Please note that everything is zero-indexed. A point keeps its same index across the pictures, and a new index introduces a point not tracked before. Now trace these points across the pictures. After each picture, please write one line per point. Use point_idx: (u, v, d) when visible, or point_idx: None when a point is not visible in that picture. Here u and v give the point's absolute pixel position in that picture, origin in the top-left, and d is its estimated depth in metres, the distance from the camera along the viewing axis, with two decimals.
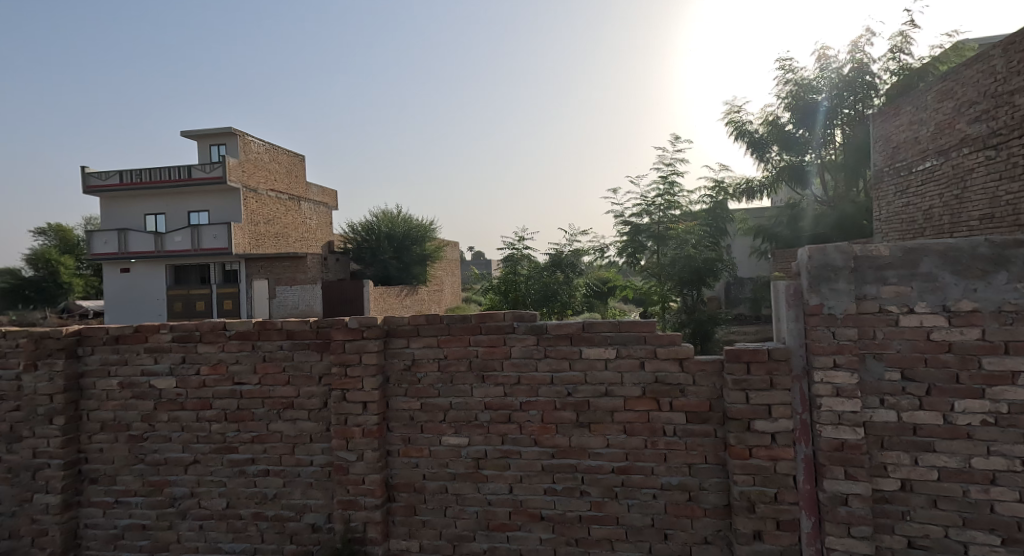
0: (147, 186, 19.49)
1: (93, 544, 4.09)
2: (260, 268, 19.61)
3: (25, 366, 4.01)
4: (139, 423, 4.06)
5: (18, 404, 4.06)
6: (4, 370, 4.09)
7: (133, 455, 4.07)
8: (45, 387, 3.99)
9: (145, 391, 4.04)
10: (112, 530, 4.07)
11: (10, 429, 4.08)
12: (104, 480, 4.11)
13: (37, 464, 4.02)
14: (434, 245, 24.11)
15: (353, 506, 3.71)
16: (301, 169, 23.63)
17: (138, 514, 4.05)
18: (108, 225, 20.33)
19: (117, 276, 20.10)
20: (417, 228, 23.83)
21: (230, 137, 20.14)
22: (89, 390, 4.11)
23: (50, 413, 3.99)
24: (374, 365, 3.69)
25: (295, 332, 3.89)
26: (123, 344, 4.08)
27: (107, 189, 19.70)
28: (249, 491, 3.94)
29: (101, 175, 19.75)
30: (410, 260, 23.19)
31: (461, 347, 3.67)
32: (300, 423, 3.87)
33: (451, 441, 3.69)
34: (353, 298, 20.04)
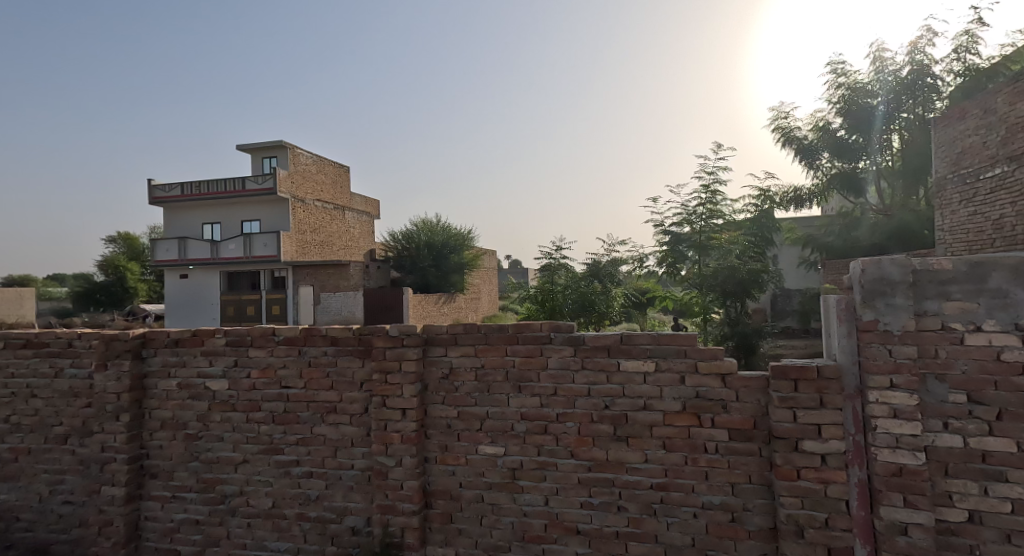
0: (206, 197, 20.49)
1: (151, 537, 4.23)
2: (306, 274, 20.12)
3: (95, 365, 4.21)
4: (194, 423, 4.19)
5: (89, 401, 4.25)
6: (75, 369, 4.30)
7: (189, 452, 4.20)
8: (113, 387, 4.17)
9: (201, 392, 4.18)
10: (169, 523, 4.20)
11: (82, 424, 4.27)
12: (163, 475, 4.25)
13: (105, 458, 4.20)
14: (472, 253, 24.23)
15: (391, 510, 3.72)
16: (346, 179, 24.17)
17: (192, 511, 4.16)
18: (170, 233, 21.36)
19: (176, 281, 21.05)
20: (456, 236, 24.03)
21: (281, 149, 20.91)
22: (150, 390, 4.27)
23: (118, 410, 4.17)
24: (412, 373, 3.71)
25: (339, 338, 3.95)
26: (181, 347, 4.24)
27: (170, 201, 20.70)
28: (293, 492, 4.00)
29: (166, 187, 20.77)
30: (448, 268, 23.35)
31: (498, 357, 3.65)
32: (343, 427, 3.92)
33: (488, 450, 3.66)
34: (392, 306, 19.99)
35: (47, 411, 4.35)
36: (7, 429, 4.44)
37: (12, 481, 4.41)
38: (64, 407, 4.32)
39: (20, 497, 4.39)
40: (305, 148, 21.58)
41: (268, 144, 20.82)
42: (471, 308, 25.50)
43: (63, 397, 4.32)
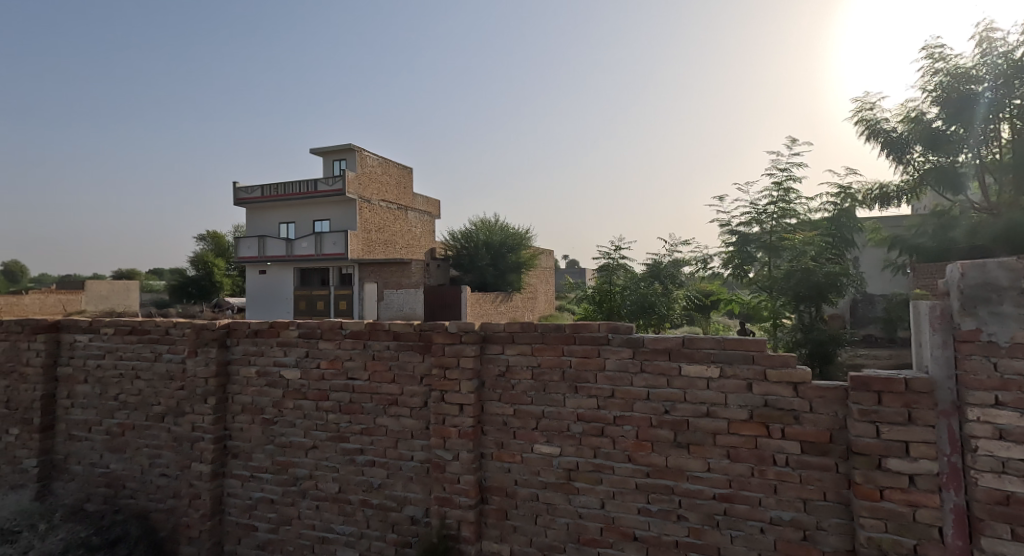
0: (282, 199, 21.53)
1: (233, 511, 4.42)
2: (371, 271, 20.81)
3: (187, 352, 4.46)
4: (270, 408, 4.35)
5: (182, 384, 4.50)
6: (171, 355, 4.56)
7: (266, 436, 4.35)
8: (202, 371, 4.41)
9: (276, 380, 4.33)
10: (248, 500, 4.38)
11: (177, 405, 4.52)
12: (243, 455, 4.42)
13: (195, 436, 4.43)
14: (529, 253, 24.13)
15: (449, 503, 3.73)
16: (410, 180, 24.66)
17: (267, 490, 4.32)
18: (251, 232, 22.60)
19: (255, 277, 22.19)
20: (513, 236, 24.05)
21: (349, 152, 21.62)
22: (233, 376, 4.46)
23: (206, 393, 4.40)
24: (470, 369, 3.69)
25: (401, 333, 3.98)
26: (260, 337, 4.40)
27: (251, 201, 21.90)
28: (357, 479, 4.08)
29: (248, 189, 21.97)
30: (506, 267, 23.41)
31: (554, 357, 3.56)
32: (404, 419, 3.96)
33: (543, 449, 3.58)
34: (451, 304, 20.26)
35: (149, 392, 4.63)
36: (115, 406, 4.76)
37: (121, 452, 4.72)
38: (162, 388, 4.58)
39: (127, 467, 4.70)
40: (372, 151, 22.21)
41: (337, 147, 21.58)
42: (527, 308, 25.47)
43: (161, 379, 4.58)
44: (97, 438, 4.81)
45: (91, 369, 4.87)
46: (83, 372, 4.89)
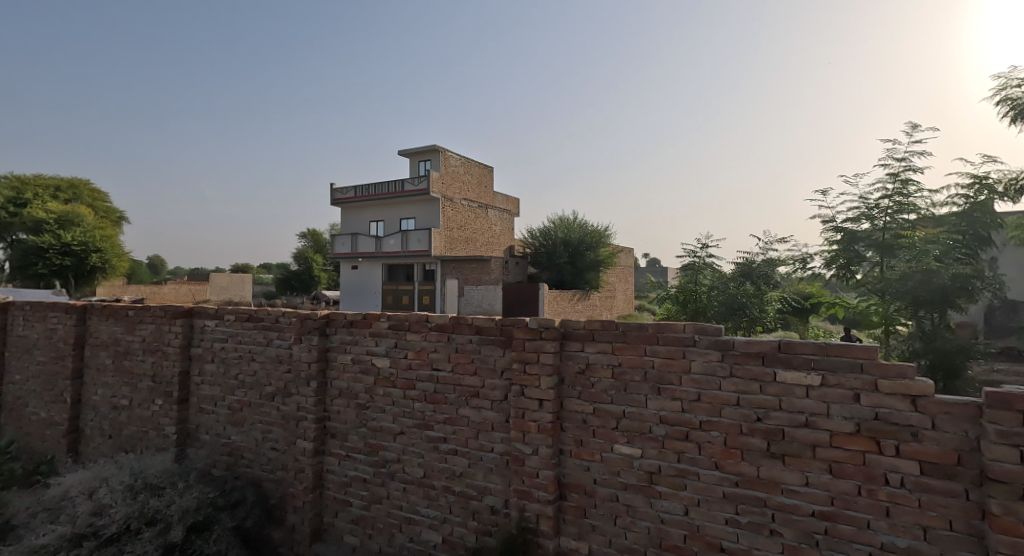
0: (373, 199, 22.69)
1: (331, 487, 4.75)
2: (452, 268, 21.43)
3: (294, 339, 4.87)
4: (363, 394, 4.63)
5: (289, 367, 4.91)
6: (281, 340, 4.98)
7: (360, 419, 4.65)
8: (306, 356, 4.79)
9: (368, 367, 4.61)
10: (343, 478, 4.69)
11: (284, 386, 4.94)
12: (340, 436, 4.74)
13: (299, 416, 4.82)
14: (609, 251, 23.83)
15: (528, 496, 3.81)
16: (491, 179, 25.08)
17: (361, 470, 4.61)
18: (345, 230, 24.01)
19: (348, 271, 23.60)
20: (592, 233, 23.86)
21: (433, 153, 22.35)
22: (332, 362, 4.79)
23: (308, 377, 4.78)
24: (550, 365, 3.75)
25: (483, 328, 4.10)
26: (355, 327, 4.69)
27: (346, 201, 23.29)
28: (441, 466, 4.26)
29: (343, 190, 23.41)
30: (584, 265, 23.28)
31: (636, 356, 3.54)
32: (485, 412, 4.08)
33: (624, 450, 3.57)
34: (529, 300, 20.30)
35: (262, 373, 5.08)
36: (235, 384, 5.27)
37: (240, 425, 5.21)
38: (273, 371, 5.01)
39: (244, 439, 5.17)
40: (455, 151, 22.80)
41: (423, 148, 22.37)
42: (606, 307, 25.14)
43: (272, 362, 5.02)
44: (221, 412, 5.35)
45: (216, 350, 5.42)
46: (210, 353, 5.46)
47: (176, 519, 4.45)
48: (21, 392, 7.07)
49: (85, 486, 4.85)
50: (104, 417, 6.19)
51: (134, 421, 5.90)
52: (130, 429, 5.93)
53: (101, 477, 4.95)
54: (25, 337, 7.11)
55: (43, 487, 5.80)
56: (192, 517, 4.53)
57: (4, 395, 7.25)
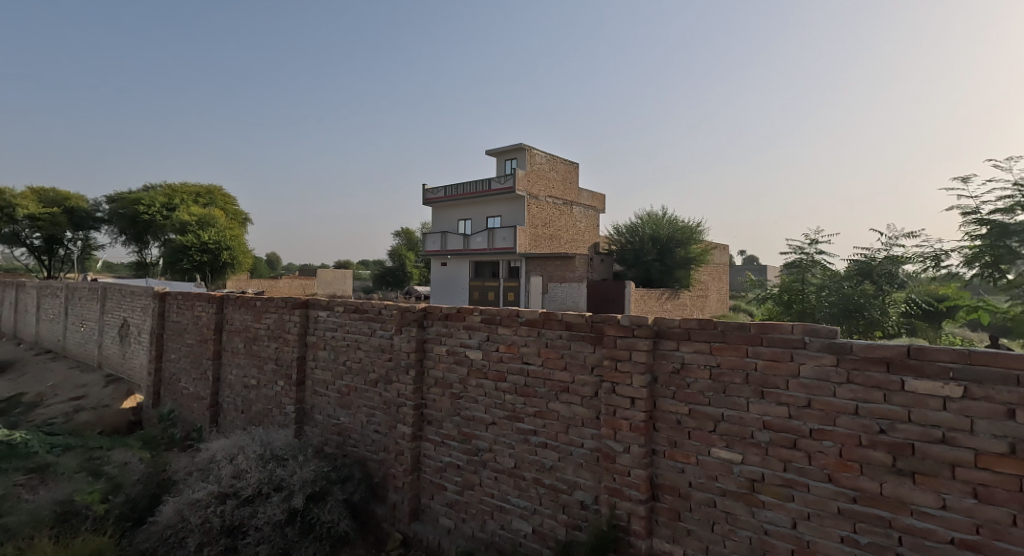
0: (461, 198, 23.40)
1: (428, 470, 4.98)
2: (537, 265, 21.46)
3: (395, 329, 5.16)
4: (457, 384, 4.81)
5: (390, 356, 5.21)
6: (383, 331, 5.30)
7: (454, 408, 4.83)
8: (406, 346, 5.06)
9: (462, 359, 4.77)
10: (439, 462, 4.91)
11: (386, 374, 5.26)
12: (435, 423, 4.96)
13: (399, 402, 5.11)
14: (700, 248, 23.05)
15: (620, 494, 3.80)
16: (576, 176, 25.01)
17: (455, 457, 4.80)
18: (436, 229, 25.00)
19: (438, 269, 24.59)
20: (683, 230, 23.19)
21: (520, 152, 22.62)
22: (429, 353, 5.01)
23: (407, 366, 5.05)
24: (643, 364, 3.71)
25: (573, 324, 4.13)
26: (450, 320, 4.88)
27: (436, 201, 24.27)
28: (531, 458, 4.34)
29: (433, 191, 24.38)
30: (673, 263, 22.70)
31: (736, 357, 3.41)
32: (575, 407, 4.10)
33: (722, 454, 3.46)
34: (614, 299, 20.11)
35: (367, 360, 5.43)
36: (344, 370, 5.67)
37: (348, 408, 5.61)
38: (376, 358, 5.35)
39: (351, 420, 5.57)
40: (541, 149, 22.94)
41: (509, 147, 22.72)
42: (697, 307, 24.26)
43: (375, 351, 5.36)
44: (331, 395, 5.79)
45: (328, 338, 5.87)
46: (322, 341, 5.92)
47: (297, 489, 4.86)
48: (174, 368, 8.02)
49: (227, 452, 5.40)
50: (237, 394, 6.88)
51: (261, 399, 6.52)
52: (257, 407, 6.57)
53: (238, 446, 5.49)
54: (176, 322, 8.07)
55: (192, 452, 6.54)
56: (310, 487, 4.94)
57: (162, 371, 8.29)
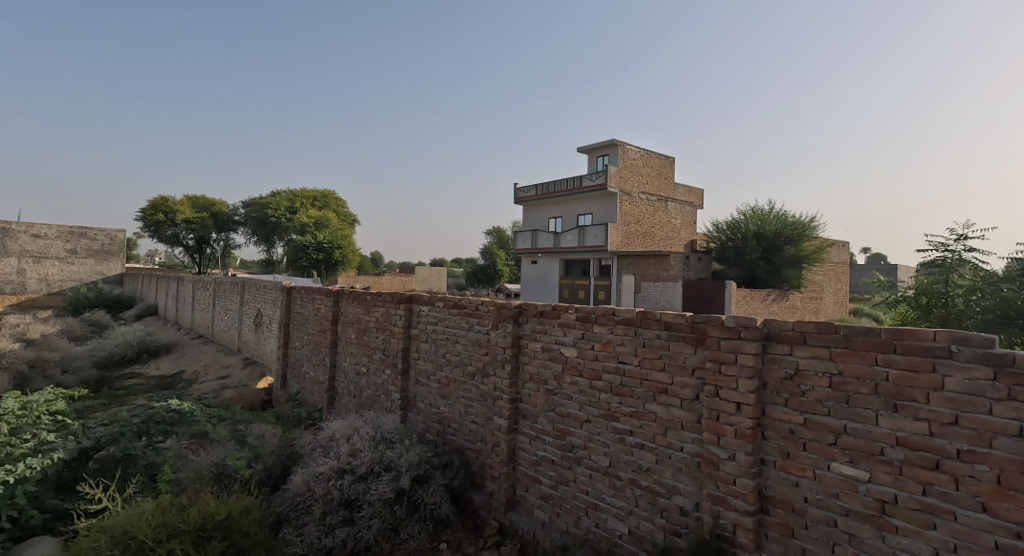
0: (551, 196, 23.47)
1: (523, 463, 5.00)
2: (629, 263, 20.97)
3: (492, 325, 5.25)
4: (552, 380, 4.79)
5: (487, 351, 5.32)
6: (480, 326, 5.41)
7: (548, 404, 4.81)
8: (502, 341, 5.12)
9: (556, 355, 4.75)
10: (533, 456, 4.92)
11: (483, 367, 5.36)
12: (530, 417, 4.97)
13: (495, 395, 5.19)
14: (814, 246, 21.41)
15: (724, 503, 3.60)
16: (671, 170, 24.21)
17: (549, 451, 4.78)
18: (527, 227, 25.30)
19: (528, 267, 24.83)
20: (794, 227, 21.74)
21: (612, 147, 22.26)
22: (525, 349, 5.03)
23: (502, 361, 5.11)
24: (750, 368, 3.48)
25: (673, 324, 3.96)
26: (545, 317, 4.87)
27: (527, 200, 24.60)
28: (627, 459, 4.22)
29: (525, 189, 24.70)
30: (781, 262, 21.30)
31: (863, 365, 3.12)
32: (674, 409, 3.94)
33: (844, 470, 3.18)
34: (713, 299, 19.16)
35: (465, 354, 5.57)
36: (444, 362, 5.86)
37: (448, 398, 5.79)
38: (474, 352, 5.47)
39: (451, 410, 5.75)
40: (635, 144, 22.43)
41: (601, 143, 22.43)
42: (807, 309, 22.59)
43: (473, 346, 5.48)
44: (432, 385, 6.00)
45: (429, 331, 6.08)
46: (424, 334, 6.15)
47: (404, 470, 5.11)
48: (299, 353, 8.66)
49: (345, 432, 5.72)
50: (350, 380, 7.30)
51: (371, 385, 6.89)
52: (367, 392, 6.94)
53: (354, 426, 5.80)
54: (300, 312, 8.73)
55: (315, 430, 7.01)
56: (415, 470, 5.17)
57: (288, 356, 8.97)
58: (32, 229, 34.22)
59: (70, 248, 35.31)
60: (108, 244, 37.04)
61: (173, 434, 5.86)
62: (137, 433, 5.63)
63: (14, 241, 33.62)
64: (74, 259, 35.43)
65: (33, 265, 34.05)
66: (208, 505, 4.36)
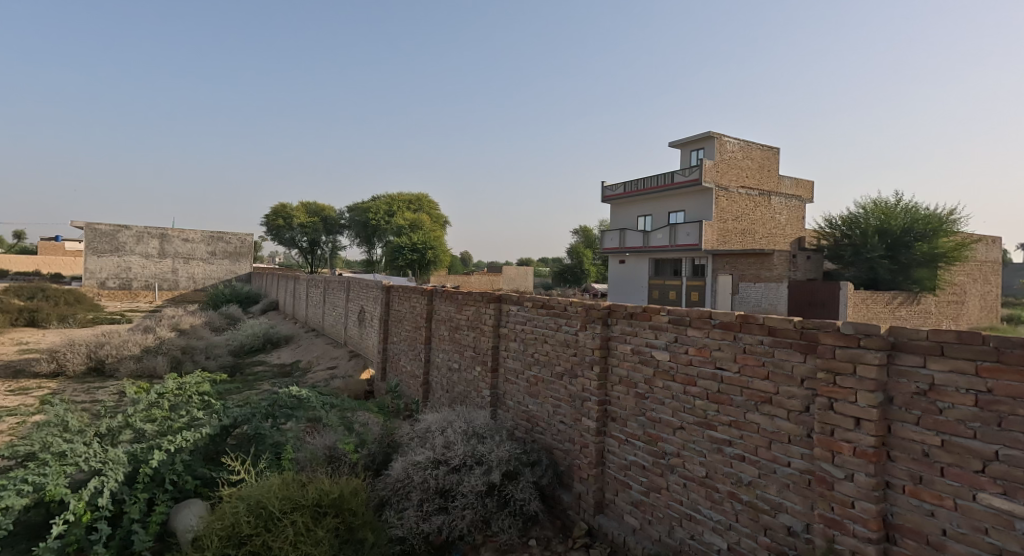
0: (641, 193, 22.93)
1: (612, 466, 4.85)
2: (725, 263, 19.94)
3: (581, 326, 5.14)
4: (642, 384, 4.60)
5: (575, 352, 5.21)
6: (569, 327, 5.31)
7: (639, 408, 4.63)
8: (591, 342, 4.99)
9: (648, 358, 4.55)
10: (624, 460, 4.75)
11: (571, 368, 5.26)
12: (620, 420, 4.81)
13: (584, 396, 5.07)
14: (954, 243, 19.01)
15: (840, 527, 3.28)
16: (774, 163, 22.79)
17: (640, 457, 4.59)
18: (615, 225, 24.91)
19: (617, 266, 24.37)
20: (929, 220, 19.44)
21: (707, 140, 21.34)
22: (614, 350, 4.87)
23: (591, 362, 4.98)
24: (872, 381, 3.13)
25: (778, 329, 3.66)
26: (635, 319, 4.68)
27: (616, 198, 24.25)
28: (726, 470, 3.96)
29: (613, 187, 24.35)
30: (910, 261, 19.23)
31: (1018, 384, 2.70)
32: (780, 421, 3.64)
33: (994, 503, 2.78)
34: (824, 301, 17.66)
35: (553, 354, 5.50)
36: (532, 361, 5.82)
37: (537, 397, 5.75)
38: (562, 353, 5.39)
39: (539, 409, 5.71)
40: (732, 136, 21.36)
41: (696, 137, 21.58)
42: (940, 313, 20.27)
43: (561, 346, 5.39)
44: (521, 383, 5.98)
45: (518, 330, 6.06)
46: (513, 332, 6.15)
47: (495, 464, 5.12)
48: (396, 348, 8.99)
49: (439, 425, 5.84)
50: (443, 375, 7.46)
51: (461, 381, 7.00)
52: (459, 388, 7.05)
53: (448, 420, 5.92)
54: (397, 310, 9.06)
55: (412, 421, 7.24)
56: (505, 465, 5.16)
57: (387, 350, 9.35)
58: (183, 233, 39.07)
59: (210, 250, 39.71)
60: (239, 246, 41.19)
61: (294, 417, 6.32)
62: (265, 415, 6.06)
63: (171, 245, 38.69)
64: (213, 260, 39.84)
65: (184, 265, 39.00)
66: (323, 483, 4.60)
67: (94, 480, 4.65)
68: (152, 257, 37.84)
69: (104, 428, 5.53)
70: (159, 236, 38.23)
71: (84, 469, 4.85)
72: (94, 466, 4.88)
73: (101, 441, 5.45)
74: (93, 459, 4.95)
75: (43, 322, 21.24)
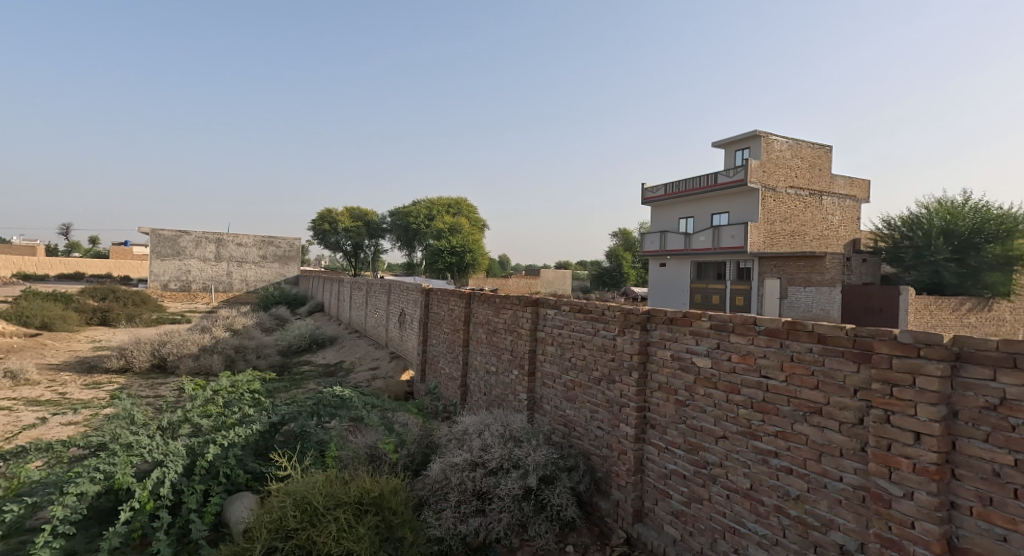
0: (683, 194, 22.43)
1: (651, 474, 4.70)
2: (773, 267, 19.31)
3: (618, 331, 5.01)
4: (683, 391, 4.43)
5: (613, 356, 5.08)
6: (607, 331, 5.19)
7: (679, 415, 4.47)
8: (629, 347, 4.86)
9: (688, 365, 4.39)
10: (663, 469, 4.59)
11: (609, 373, 5.14)
12: (659, 428, 4.65)
13: (622, 402, 4.95)
14: None
15: (898, 547, 3.07)
16: (826, 161, 21.91)
17: (680, 465, 4.43)
18: (655, 228, 24.48)
19: (658, 270, 23.95)
20: (998, 221, 18.30)
21: (753, 139, 20.70)
22: (652, 356, 4.73)
23: (630, 367, 4.85)
24: (935, 393, 2.91)
25: (828, 336, 3.44)
26: (676, 324, 4.52)
27: (657, 200, 23.82)
28: (772, 483, 3.77)
29: (654, 189, 23.92)
30: (979, 264, 18.09)
31: None
32: (831, 433, 3.43)
33: None
34: (882, 307, 16.73)
35: (591, 358, 5.38)
36: (569, 365, 5.72)
37: (574, 401, 5.64)
38: (599, 357, 5.27)
39: (577, 414, 5.60)
40: (780, 134, 20.66)
41: (741, 136, 20.97)
42: (1014, 319, 18.94)
43: (599, 351, 5.28)
44: (558, 387, 5.88)
45: (556, 334, 5.97)
46: (551, 336, 6.05)
47: (532, 468, 5.05)
48: (435, 350, 9.02)
49: (477, 427, 5.80)
50: (481, 377, 7.42)
51: (499, 384, 6.95)
52: (496, 391, 7.00)
53: (485, 423, 5.87)
54: (436, 313, 9.09)
55: (450, 423, 7.25)
56: (542, 470, 5.08)
57: (427, 352, 9.40)
58: (237, 238, 40.64)
59: (262, 254, 41.07)
60: (288, 250, 42.42)
61: (337, 416, 6.40)
62: (310, 414, 6.13)
63: (226, 249, 40.26)
64: (264, 263, 41.08)
65: (238, 268, 40.52)
66: (364, 481, 4.61)
67: (157, 470, 4.84)
68: (209, 261, 39.51)
69: (166, 421, 5.71)
70: (214, 240, 39.84)
71: (148, 460, 5.02)
72: (157, 457, 5.04)
73: (163, 434, 5.63)
74: (155, 451, 5.10)
75: (112, 322, 22.51)
